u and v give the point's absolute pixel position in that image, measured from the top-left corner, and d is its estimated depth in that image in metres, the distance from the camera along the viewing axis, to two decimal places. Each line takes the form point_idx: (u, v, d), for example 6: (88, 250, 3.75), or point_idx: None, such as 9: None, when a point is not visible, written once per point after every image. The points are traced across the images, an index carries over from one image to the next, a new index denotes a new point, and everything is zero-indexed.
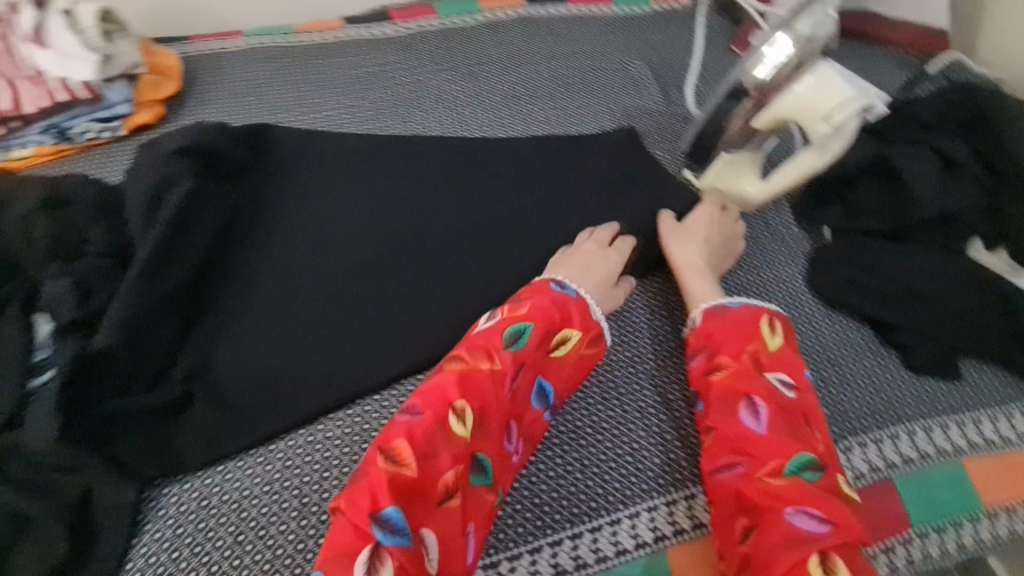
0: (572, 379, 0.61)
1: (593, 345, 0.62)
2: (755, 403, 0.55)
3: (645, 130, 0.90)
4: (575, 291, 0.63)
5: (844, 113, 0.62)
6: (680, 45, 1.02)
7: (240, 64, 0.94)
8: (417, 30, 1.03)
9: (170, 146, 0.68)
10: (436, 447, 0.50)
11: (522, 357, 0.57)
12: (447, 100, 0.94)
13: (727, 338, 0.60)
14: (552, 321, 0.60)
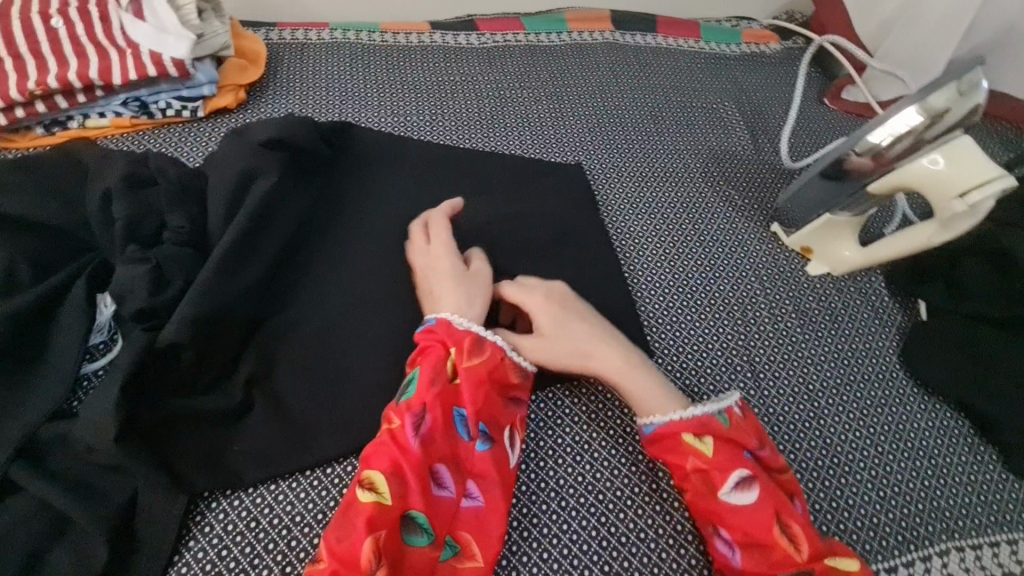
0: (479, 400, 0.55)
1: (476, 354, 0.57)
2: (721, 533, 0.53)
3: (732, 175, 0.86)
4: (436, 320, 0.58)
5: (982, 195, 0.58)
6: (771, 92, 0.99)
7: (324, 57, 0.91)
8: (503, 43, 1.00)
9: (256, 137, 0.66)
10: (351, 528, 0.48)
11: (418, 403, 0.53)
12: (528, 118, 0.91)
13: (672, 454, 0.57)
14: (432, 356, 0.56)
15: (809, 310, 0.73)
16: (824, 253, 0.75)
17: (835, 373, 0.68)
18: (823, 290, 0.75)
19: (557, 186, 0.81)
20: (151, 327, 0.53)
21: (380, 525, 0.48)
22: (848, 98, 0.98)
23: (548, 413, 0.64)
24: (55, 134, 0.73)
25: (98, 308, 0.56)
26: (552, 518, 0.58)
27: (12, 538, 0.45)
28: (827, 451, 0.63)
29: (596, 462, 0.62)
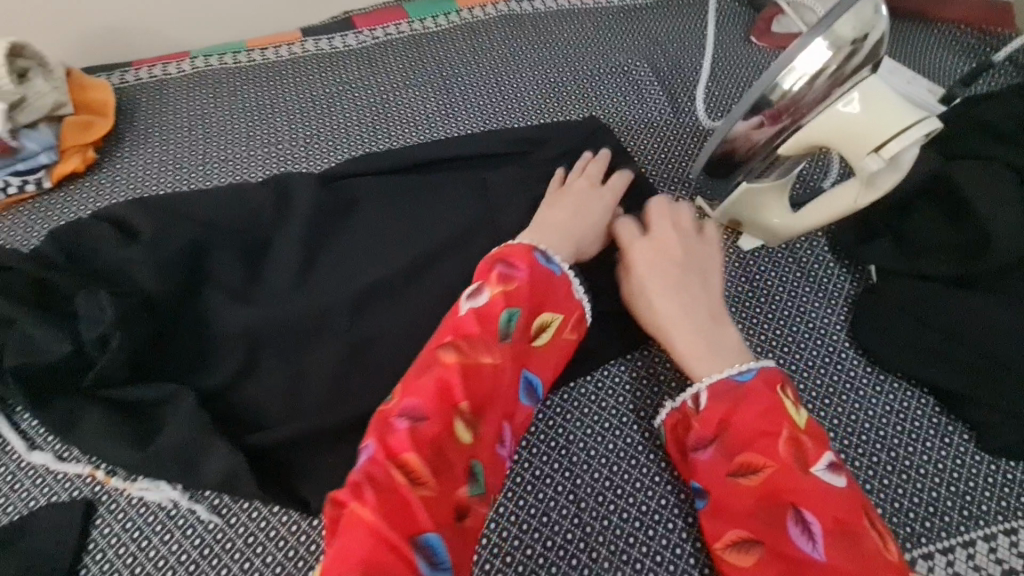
0: (552, 368, 0.54)
1: (574, 331, 0.56)
2: (805, 515, 0.45)
3: (648, 146, 0.77)
4: (558, 266, 0.56)
5: (900, 145, 0.49)
6: (689, 39, 0.88)
7: (184, 92, 0.83)
8: (384, 37, 0.90)
9: None
10: (448, 459, 0.44)
11: (509, 357, 0.50)
12: (418, 120, 0.81)
13: (749, 418, 0.50)
14: (537, 298, 0.53)
15: (741, 296, 0.64)
16: (753, 223, 0.65)
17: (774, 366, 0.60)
18: (754, 270, 0.66)
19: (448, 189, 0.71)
20: None
21: (448, 510, 0.42)
22: (780, 31, 0.88)
23: None
24: None
25: None
26: None
27: None
28: None
29: (504, 518, 0.56)
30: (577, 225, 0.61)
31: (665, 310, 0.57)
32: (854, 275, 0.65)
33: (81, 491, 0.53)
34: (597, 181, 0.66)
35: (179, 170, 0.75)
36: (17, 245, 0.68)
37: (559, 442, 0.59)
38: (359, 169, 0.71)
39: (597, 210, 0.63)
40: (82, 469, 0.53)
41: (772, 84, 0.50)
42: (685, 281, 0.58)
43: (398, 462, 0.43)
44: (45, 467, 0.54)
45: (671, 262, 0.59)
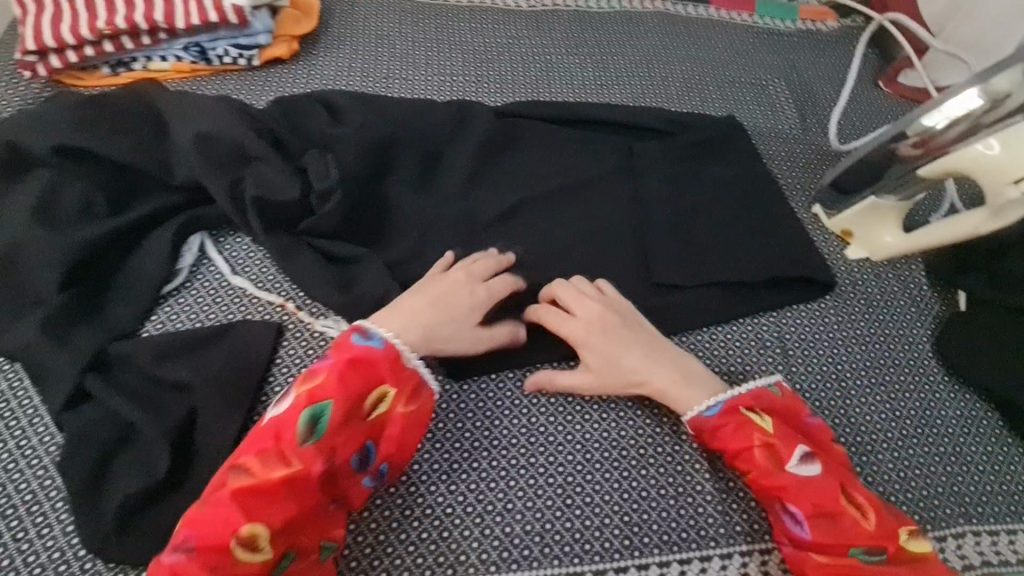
0: (407, 445, 0.54)
1: (412, 401, 0.54)
2: (792, 508, 0.53)
3: (777, 153, 0.85)
4: (381, 340, 0.54)
5: None
6: (823, 71, 0.97)
7: (373, 12, 0.92)
8: (552, 6, 0.99)
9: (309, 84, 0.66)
10: (242, 564, 0.46)
11: (328, 447, 0.50)
12: (574, 85, 0.90)
13: (734, 443, 0.55)
14: (357, 377, 0.52)
15: (845, 292, 0.72)
16: (867, 238, 0.74)
17: (865, 356, 0.68)
18: (859, 273, 0.74)
19: (602, 144, 0.79)
20: None
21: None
22: (905, 82, 0.95)
23: (579, 367, 0.64)
24: (120, 75, 0.76)
25: (183, 252, 0.62)
26: (576, 469, 0.59)
27: (85, 442, 0.50)
28: (850, 430, 0.64)
29: (622, 419, 0.61)
30: (440, 320, 0.58)
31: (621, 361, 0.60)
32: (945, 299, 0.73)
33: (271, 316, 0.61)
34: (479, 276, 0.63)
35: (368, 79, 0.84)
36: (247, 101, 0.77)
37: None
38: (527, 111, 0.80)
39: (463, 304, 0.60)
40: (276, 298, 0.62)
41: (902, 128, 0.65)
42: (625, 337, 0.60)
43: (224, 543, 0.45)
44: (244, 290, 0.62)
45: (613, 320, 0.61)
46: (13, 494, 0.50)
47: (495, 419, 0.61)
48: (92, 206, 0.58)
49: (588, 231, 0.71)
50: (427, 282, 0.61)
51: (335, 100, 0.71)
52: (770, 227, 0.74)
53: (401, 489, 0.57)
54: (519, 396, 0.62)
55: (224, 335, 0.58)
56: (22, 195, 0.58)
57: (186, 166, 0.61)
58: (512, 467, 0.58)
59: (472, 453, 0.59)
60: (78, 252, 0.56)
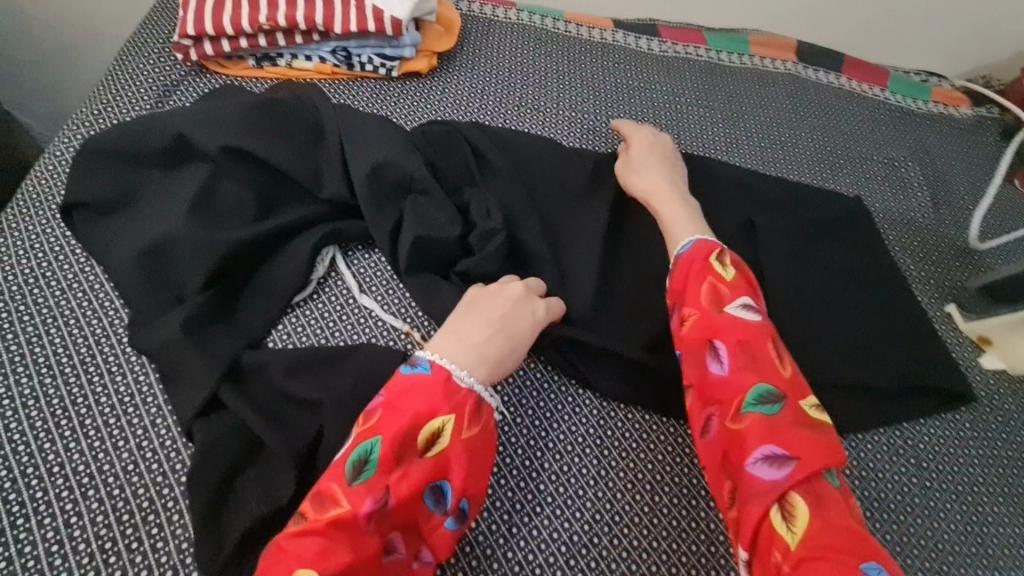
0: (473, 477, 0.48)
1: (475, 424, 0.49)
2: (718, 347, 0.52)
3: (909, 240, 0.81)
4: (429, 365, 0.51)
5: None
6: (957, 159, 0.93)
7: (508, 37, 0.91)
8: (684, 54, 0.98)
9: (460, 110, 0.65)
10: None
11: (380, 483, 0.45)
12: (703, 138, 0.88)
13: (691, 287, 0.57)
14: (419, 408, 0.48)
15: (982, 408, 0.68)
16: (1012, 353, 0.70)
17: (1005, 481, 0.63)
18: (997, 390, 0.69)
19: (735, 203, 0.76)
20: None
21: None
22: None
23: None
24: (263, 68, 0.75)
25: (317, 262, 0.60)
26: (701, 562, 0.54)
27: (213, 454, 0.48)
28: (990, 562, 0.59)
29: None
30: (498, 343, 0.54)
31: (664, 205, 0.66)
32: None
33: (394, 343, 0.59)
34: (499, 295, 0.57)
35: (499, 104, 0.83)
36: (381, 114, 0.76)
37: None
38: None
39: (522, 332, 0.56)
40: (402, 325, 0.60)
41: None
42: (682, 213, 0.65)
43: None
44: (371, 311, 0.60)
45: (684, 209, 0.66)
46: (130, 497, 0.48)
47: (619, 492, 0.56)
48: (243, 209, 0.58)
49: None
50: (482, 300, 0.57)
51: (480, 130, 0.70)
52: (908, 322, 0.70)
53: (517, 555, 0.52)
54: (644, 470, 0.58)
55: (351, 358, 0.56)
56: (175, 186, 0.58)
57: (339, 179, 0.60)
58: (636, 548, 0.54)
59: (593, 527, 0.54)
60: (227, 254, 0.55)
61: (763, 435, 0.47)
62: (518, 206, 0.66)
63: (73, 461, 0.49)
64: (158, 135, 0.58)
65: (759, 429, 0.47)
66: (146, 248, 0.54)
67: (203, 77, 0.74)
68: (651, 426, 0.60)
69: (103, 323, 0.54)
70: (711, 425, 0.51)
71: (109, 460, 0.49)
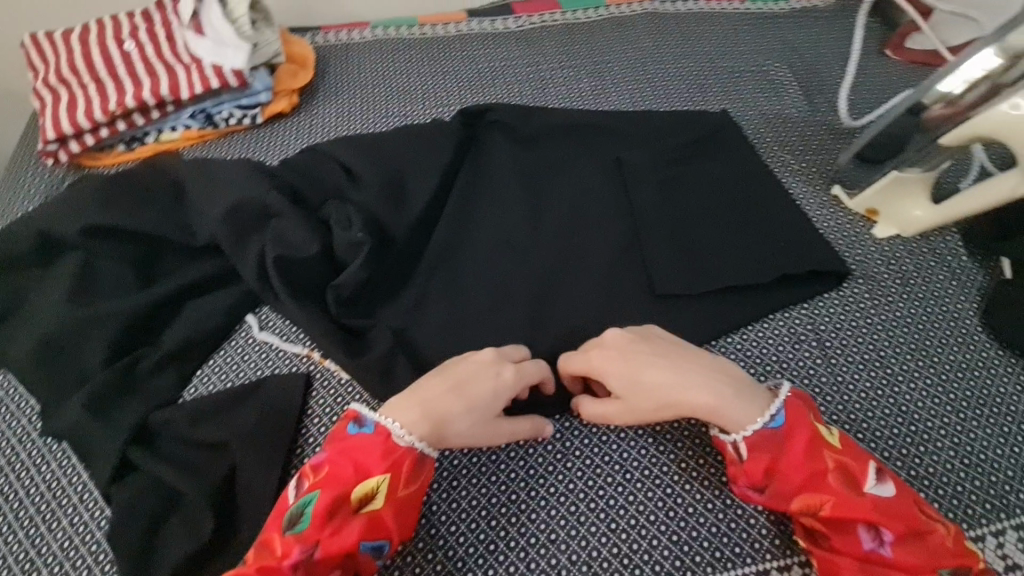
0: (403, 526, 0.50)
1: (409, 483, 0.51)
2: (874, 528, 0.48)
3: (787, 137, 0.83)
4: (373, 424, 0.52)
5: None
6: (826, 48, 0.94)
7: (366, 55, 0.94)
8: (540, 23, 0.99)
9: (321, 154, 0.72)
10: None
11: (314, 535, 0.47)
12: (571, 95, 0.89)
13: (785, 467, 0.51)
14: (353, 472, 0.50)
15: (876, 275, 0.69)
16: (894, 213, 0.71)
17: (909, 339, 0.65)
18: (890, 251, 0.71)
19: (603, 156, 0.80)
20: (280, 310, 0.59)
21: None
22: (913, 47, 0.92)
23: None
24: (134, 150, 0.79)
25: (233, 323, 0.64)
26: (618, 490, 0.58)
27: (133, 511, 0.51)
28: (905, 419, 0.60)
29: (659, 435, 0.61)
30: (456, 402, 0.54)
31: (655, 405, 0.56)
32: (988, 269, 0.69)
33: (297, 367, 0.62)
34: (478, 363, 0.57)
35: (365, 118, 0.85)
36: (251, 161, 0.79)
37: None
38: (526, 136, 0.81)
39: (487, 388, 0.55)
40: (301, 349, 0.63)
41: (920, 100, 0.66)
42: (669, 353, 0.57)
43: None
44: (272, 345, 0.63)
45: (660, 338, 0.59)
46: (68, 571, 0.51)
47: (530, 449, 0.60)
48: (124, 285, 0.61)
49: (598, 246, 0.72)
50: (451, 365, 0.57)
51: (339, 148, 0.73)
52: (781, 219, 0.73)
53: (443, 531, 0.56)
54: (552, 423, 0.62)
55: (254, 392, 0.59)
56: (56, 280, 0.61)
57: (205, 232, 0.63)
58: (552, 495, 0.58)
59: (510, 484, 0.58)
60: (115, 329, 0.59)
61: (903, 526, 0.48)
62: (388, 212, 0.69)
63: (13, 552, 0.52)
64: (34, 240, 0.62)
65: (886, 519, 0.48)
66: (41, 343, 0.58)
67: (80, 173, 0.78)
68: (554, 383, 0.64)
69: (21, 422, 0.58)
70: None
71: (45, 543, 0.52)
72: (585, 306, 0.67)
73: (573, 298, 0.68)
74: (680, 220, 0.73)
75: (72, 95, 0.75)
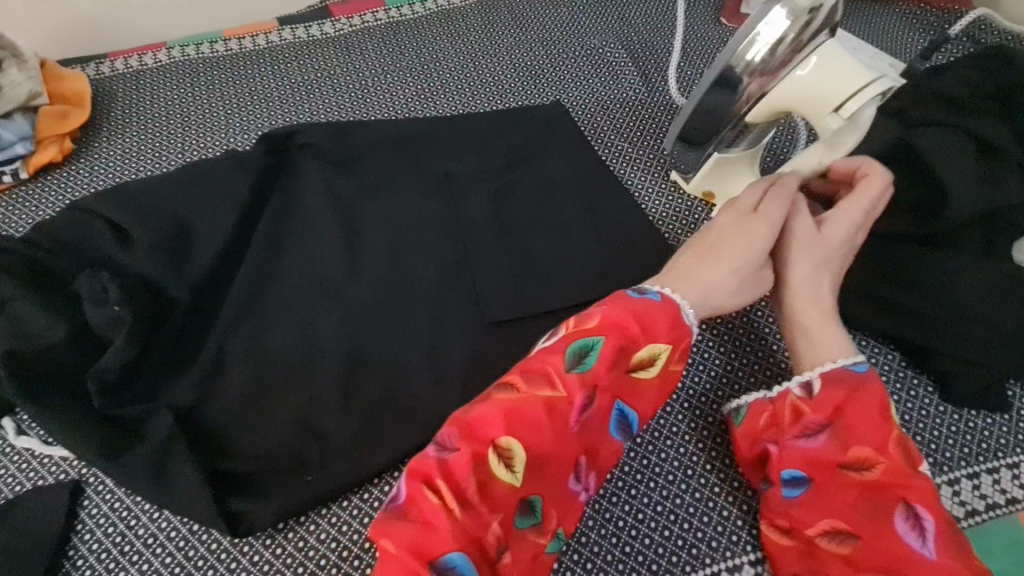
0: (653, 405, 0.51)
1: (682, 359, 0.51)
2: (917, 512, 0.45)
3: (624, 124, 0.79)
4: (658, 294, 0.52)
5: (857, 105, 0.54)
6: (664, 22, 0.90)
7: (161, 81, 0.82)
8: (361, 24, 0.90)
9: (82, 212, 0.62)
10: (472, 503, 0.43)
11: (592, 381, 0.47)
12: (396, 103, 0.81)
13: (861, 417, 0.48)
14: (631, 333, 0.49)
15: None
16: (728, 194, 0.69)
17: (741, 336, 0.63)
18: None
19: (425, 168, 0.72)
20: (54, 403, 0.51)
21: (505, 505, 0.44)
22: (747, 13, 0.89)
23: None
24: None
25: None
26: None
27: None
28: None
29: None
30: (712, 273, 0.54)
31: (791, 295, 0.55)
32: None
33: (64, 474, 0.52)
34: (747, 207, 0.56)
35: (158, 158, 0.75)
36: (16, 228, 0.68)
37: None
38: (340, 157, 0.73)
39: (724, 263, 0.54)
40: (68, 452, 0.53)
41: (731, 64, 0.52)
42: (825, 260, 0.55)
43: (483, 451, 0.44)
44: (31, 451, 0.53)
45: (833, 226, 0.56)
46: None
47: (347, 529, 0.53)
48: None
49: (420, 272, 0.65)
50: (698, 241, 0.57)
51: (104, 201, 0.62)
52: (616, 217, 0.69)
53: None
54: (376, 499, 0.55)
55: (6, 516, 0.50)
56: None
57: None
58: None
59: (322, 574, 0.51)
60: None
61: (943, 522, 0.44)
62: (167, 270, 0.60)
63: None
64: None
65: (929, 506, 0.45)
66: None
67: None
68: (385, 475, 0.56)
69: None
70: None
71: None
72: (408, 345, 0.60)
73: (393, 337, 0.61)
74: (510, 231, 0.68)
75: None
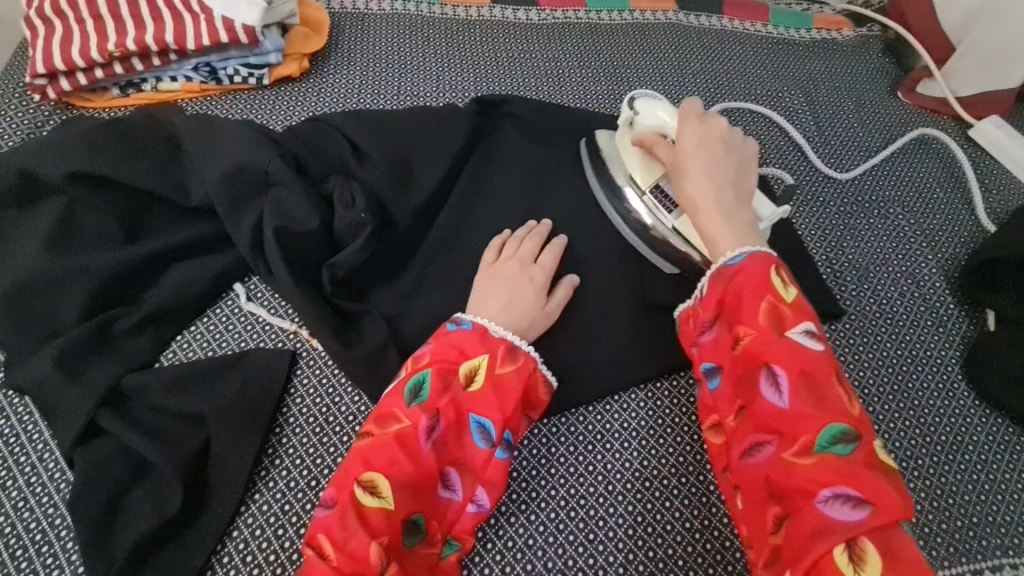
0: (507, 408, 0.53)
1: (509, 364, 0.54)
2: (774, 371, 0.46)
3: (796, 165, 0.84)
4: (470, 322, 0.56)
5: (648, 107, 0.63)
6: (841, 83, 0.95)
7: (384, 27, 0.90)
8: (563, 19, 0.97)
9: (326, 127, 0.70)
10: (354, 529, 0.46)
11: (433, 406, 0.52)
12: (587, 97, 0.88)
13: (744, 300, 0.48)
14: (450, 359, 0.54)
15: (868, 313, 0.71)
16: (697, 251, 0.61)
17: (892, 381, 0.67)
18: (883, 293, 0.73)
19: None
20: (300, 283, 0.59)
21: (387, 530, 0.47)
22: (923, 93, 0.93)
23: (592, 408, 0.61)
24: (129, 96, 0.76)
25: (230, 295, 0.61)
26: (583, 505, 0.56)
27: (99, 475, 0.50)
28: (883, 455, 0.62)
29: (643, 450, 0.59)
30: (495, 298, 0.59)
31: (695, 187, 0.55)
32: (973, 319, 0.72)
33: (284, 343, 0.60)
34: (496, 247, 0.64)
35: (376, 92, 0.83)
36: (266, 123, 0.76)
37: (698, 402, 0.62)
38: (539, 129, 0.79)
39: (531, 297, 0.59)
40: (289, 325, 0.60)
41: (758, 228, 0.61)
42: (717, 158, 0.56)
43: (349, 490, 0.47)
44: (258, 317, 0.61)
45: (716, 146, 0.56)
46: (21, 533, 0.49)
47: (521, 460, 0.59)
48: (108, 240, 0.60)
49: None
50: (489, 261, 0.62)
51: (346, 120, 0.70)
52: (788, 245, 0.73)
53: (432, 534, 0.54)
54: (544, 438, 0.60)
55: (236, 365, 0.56)
56: (37, 225, 0.59)
57: (200, 193, 0.61)
58: (541, 513, 0.56)
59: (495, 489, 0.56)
60: (94, 283, 0.56)
61: (798, 375, 0.45)
62: (393, 193, 0.67)
63: None
64: (16, 182, 0.60)
65: (788, 362, 0.45)
66: (15, 291, 0.56)
67: (68, 113, 0.75)
68: (554, 417, 0.61)
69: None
70: (763, 453, 0.45)
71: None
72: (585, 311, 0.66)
73: None
74: None
75: (65, 31, 0.72)
